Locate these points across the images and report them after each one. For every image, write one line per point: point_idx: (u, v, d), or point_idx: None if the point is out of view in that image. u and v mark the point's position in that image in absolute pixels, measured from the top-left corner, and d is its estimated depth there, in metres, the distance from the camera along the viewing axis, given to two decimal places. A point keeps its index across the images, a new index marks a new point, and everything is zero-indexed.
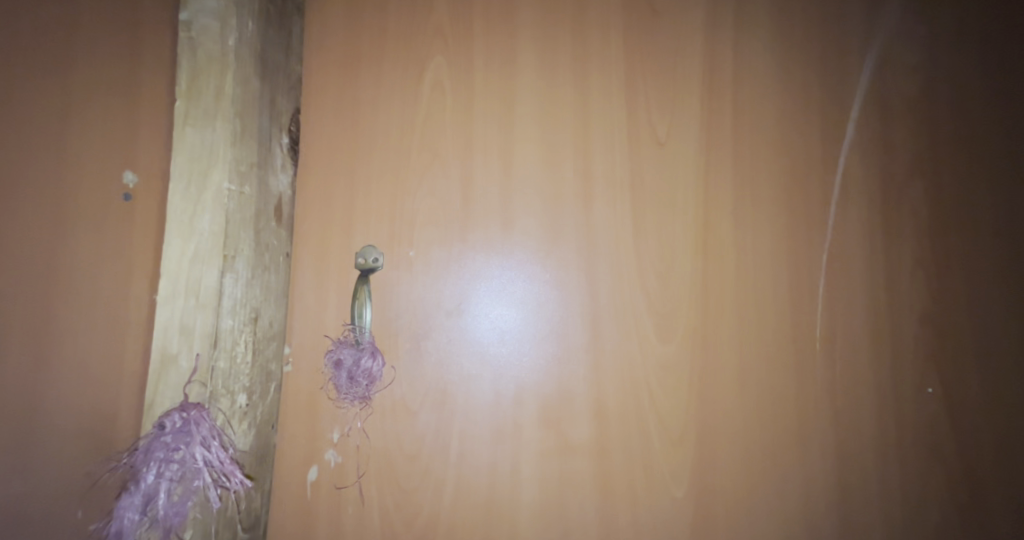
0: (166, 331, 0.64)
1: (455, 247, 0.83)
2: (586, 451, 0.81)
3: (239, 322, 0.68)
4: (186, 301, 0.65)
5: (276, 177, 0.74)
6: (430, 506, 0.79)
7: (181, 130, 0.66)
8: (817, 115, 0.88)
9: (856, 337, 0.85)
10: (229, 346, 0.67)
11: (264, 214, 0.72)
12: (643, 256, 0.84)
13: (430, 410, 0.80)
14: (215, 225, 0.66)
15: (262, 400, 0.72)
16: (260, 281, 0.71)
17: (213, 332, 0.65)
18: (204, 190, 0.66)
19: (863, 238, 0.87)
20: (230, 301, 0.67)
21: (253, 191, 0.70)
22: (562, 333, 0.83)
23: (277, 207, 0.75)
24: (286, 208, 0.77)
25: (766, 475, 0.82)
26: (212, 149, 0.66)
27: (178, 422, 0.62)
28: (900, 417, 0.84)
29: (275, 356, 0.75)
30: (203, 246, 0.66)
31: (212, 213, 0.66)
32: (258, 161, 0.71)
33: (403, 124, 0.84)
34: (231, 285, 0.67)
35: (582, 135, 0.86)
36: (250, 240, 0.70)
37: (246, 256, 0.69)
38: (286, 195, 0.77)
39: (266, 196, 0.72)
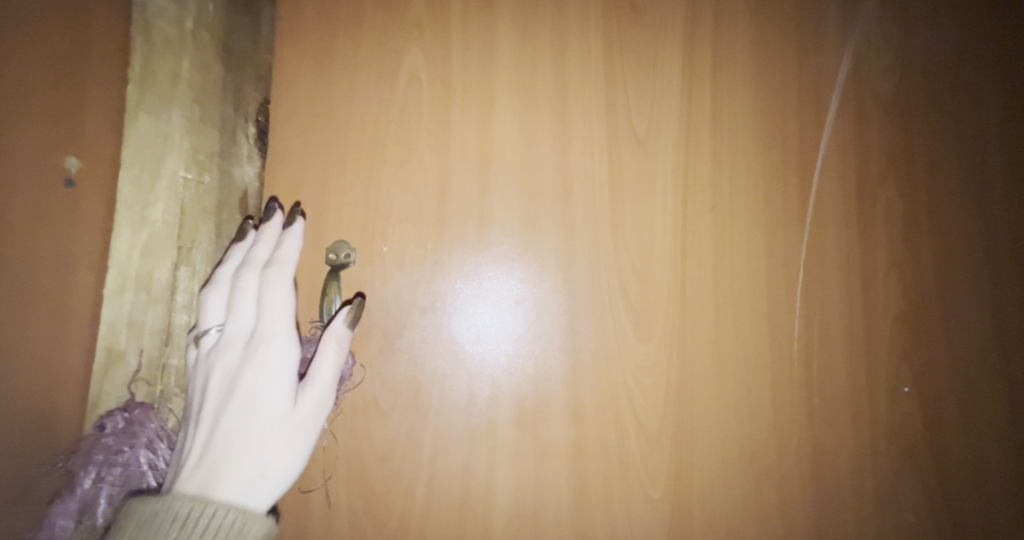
0: (114, 327, 0.63)
1: (431, 244, 0.81)
2: (563, 451, 0.79)
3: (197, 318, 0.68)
4: (135, 295, 0.63)
5: (243, 168, 0.72)
6: (401, 509, 0.77)
7: (134, 116, 0.64)
8: (796, 114, 0.87)
9: (834, 338, 0.84)
10: (179, 343, 0.66)
11: (228, 206, 0.70)
12: (620, 255, 0.83)
13: (403, 410, 0.78)
14: (170, 215, 0.65)
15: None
16: None
17: (164, 326, 0.65)
18: (157, 178, 0.65)
19: (841, 238, 0.86)
20: (185, 295, 0.67)
21: (213, 180, 0.69)
22: (541, 332, 0.81)
23: (245, 200, 0.72)
24: (254, 200, 0.74)
25: (743, 475, 0.81)
26: (166, 138, 0.66)
27: (120, 423, 0.61)
28: (878, 418, 0.84)
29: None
30: (155, 237, 0.65)
31: (167, 202, 0.65)
32: (219, 152, 0.70)
33: (378, 116, 0.81)
34: (186, 277, 0.66)
35: (560, 131, 0.84)
36: (211, 231, 0.68)
37: (204, 248, 0.68)
38: (255, 186, 0.75)
39: (231, 187, 0.71)
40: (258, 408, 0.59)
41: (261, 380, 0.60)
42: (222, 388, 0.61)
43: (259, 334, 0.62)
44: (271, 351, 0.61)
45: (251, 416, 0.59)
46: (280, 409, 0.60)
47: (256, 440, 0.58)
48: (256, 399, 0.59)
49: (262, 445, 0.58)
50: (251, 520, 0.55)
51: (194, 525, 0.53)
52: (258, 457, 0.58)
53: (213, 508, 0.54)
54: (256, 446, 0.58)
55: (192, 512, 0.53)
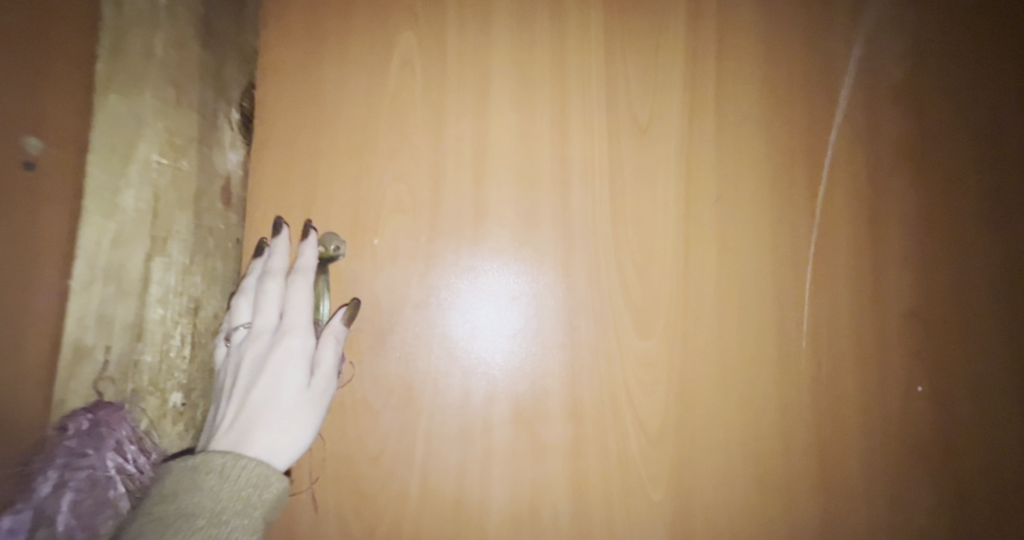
0: (81, 321, 0.56)
1: (424, 237, 0.77)
2: (561, 451, 0.76)
3: (173, 311, 0.62)
4: (104, 287, 0.57)
5: (225, 155, 0.68)
6: (393, 512, 0.74)
7: (103, 97, 0.58)
8: (804, 103, 0.84)
9: (842, 335, 0.82)
10: (152, 338, 0.60)
11: (208, 194, 0.66)
12: (621, 248, 0.80)
13: (394, 409, 0.75)
14: (144, 202, 0.59)
15: (203, 400, 0.66)
16: (201, 267, 0.64)
17: (137, 319, 0.59)
18: (129, 162, 0.59)
19: (850, 231, 0.83)
20: (160, 287, 0.61)
21: (193, 166, 0.64)
22: (539, 328, 0.78)
23: (226, 189, 0.68)
24: (236, 189, 0.70)
25: (747, 476, 0.78)
26: (139, 119, 0.60)
27: (84, 425, 0.55)
28: (887, 417, 0.81)
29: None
30: (127, 226, 0.58)
31: (138, 189, 0.59)
32: (200, 136, 0.65)
33: (369, 103, 0.78)
34: (161, 268, 0.60)
35: (559, 120, 0.81)
36: (189, 220, 0.63)
37: (183, 237, 0.62)
38: (238, 174, 0.71)
39: (211, 175, 0.66)
40: (282, 385, 0.62)
41: (286, 360, 0.63)
42: (245, 368, 0.63)
43: (286, 319, 0.65)
44: (297, 335, 0.65)
45: (276, 391, 0.62)
46: (302, 387, 0.64)
47: (279, 413, 0.61)
48: (280, 376, 0.63)
49: (285, 418, 0.62)
50: (277, 479, 0.57)
51: (227, 477, 0.55)
52: (280, 429, 0.61)
53: (243, 464, 0.56)
54: (279, 419, 0.61)
55: (224, 466, 0.56)
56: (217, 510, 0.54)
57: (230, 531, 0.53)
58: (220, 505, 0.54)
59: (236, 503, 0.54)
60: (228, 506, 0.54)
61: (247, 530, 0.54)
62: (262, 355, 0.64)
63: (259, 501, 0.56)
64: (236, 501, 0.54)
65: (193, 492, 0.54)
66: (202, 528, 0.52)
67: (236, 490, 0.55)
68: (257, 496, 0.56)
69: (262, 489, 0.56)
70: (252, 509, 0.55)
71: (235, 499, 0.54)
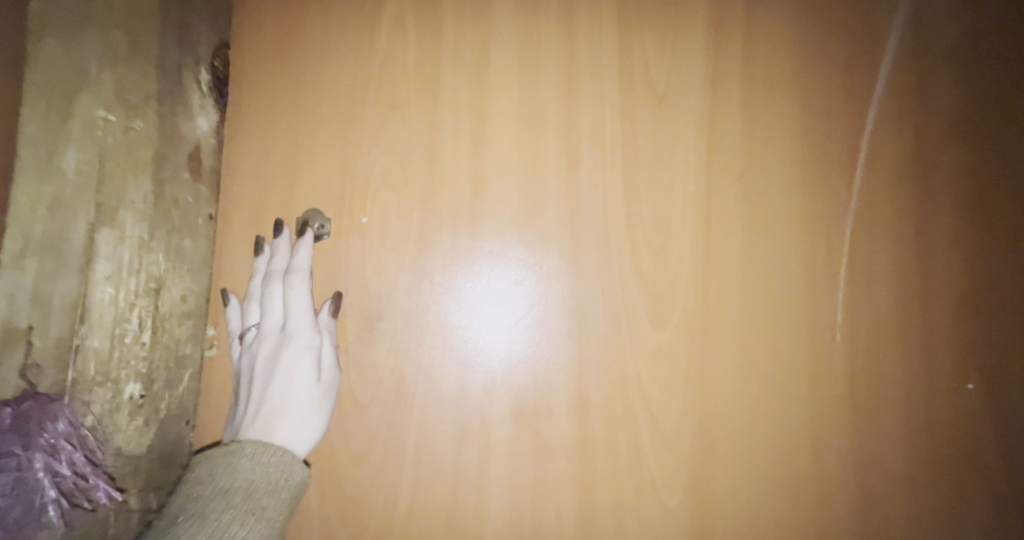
0: (14, 297, 0.50)
1: (417, 216, 0.71)
2: (566, 451, 0.70)
3: (127, 290, 0.54)
4: (41, 261, 0.50)
5: (195, 121, 0.61)
6: (381, 517, 0.67)
7: (39, 39, 0.52)
8: (840, 70, 0.76)
9: (882, 326, 0.74)
10: (100, 321, 0.53)
11: (171, 161, 0.58)
12: (634, 229, 0.73)
13: (384, 402, 0.68)
14: (89, 166, 0.52)
15: (169, 391, 0.59)
16: (164, 243, 0.57)
17: (80, 299, 0.52)
18: (69, 118, 0.52)
19: (892, 212, 0.76)
20: (110, 263, 0.53)
21: (150, 129, 0.57)
22: (545, 316, 0.71)
23: (196, 157, 0.61)
24: (208, 157, 0.63)
25: (773, 481, 0.71)
26: (81, 73, 0.53)
27: (6, 421, 0.47)
28: (932, 417, 0.73)
29: (194, 338, 0.61)
30: (66, 191, 0.51)
31: (80, 149, 0.52)
32: (159, 97, 0.58)
33: (358, 68, 0.71)
34: (110, 241, 0.53)
35: (567, 87, 0.73)
36: (147, 188, 0.56)
37: (139, 208, 0.55)
38: (211, 141, 0.64)
39: (179, 140, 0.59)
40: (295, 382, 0.61)
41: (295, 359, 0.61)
42: (257, 369, 0.62)
43: (290, 320, 0.62)
44: (304, 333, 0.62)
45: (288, 390, 0.60)
46: (313, 384, 0.62)
47: (295, 410, 0.60)
48: (291, 375, 0.61)
49: (300, 415, 0.60)
50: (300, 466, 0.58)
51: (259, 461, 0.56)
52: (298, 425, 0.60)
53: (273, 451, 0.57)
54: (296, 416, 0.60)
55: (255, 451, 0.56)
56: (252, 488, 0.54)
57: (263, 510, 0.54)
58: (254, 484, 0.54)
59: (268, 484, 0.55)
60: (261, 485, 0.54)
61: (278, 509, 0.54)
62: (271, 355, 0.62)
63: (288, 483, 0.56)
64: (268, 482, 0.55)
65: (228, 476, 0.54)
66: (239, 503, 0.53)
67: (268, 472, 0.55)
68: (286, 480, 0.56)
69: (288, 474, 0.56)
70: (284, 490, 0.55)
71: (267, 480, 0.55)
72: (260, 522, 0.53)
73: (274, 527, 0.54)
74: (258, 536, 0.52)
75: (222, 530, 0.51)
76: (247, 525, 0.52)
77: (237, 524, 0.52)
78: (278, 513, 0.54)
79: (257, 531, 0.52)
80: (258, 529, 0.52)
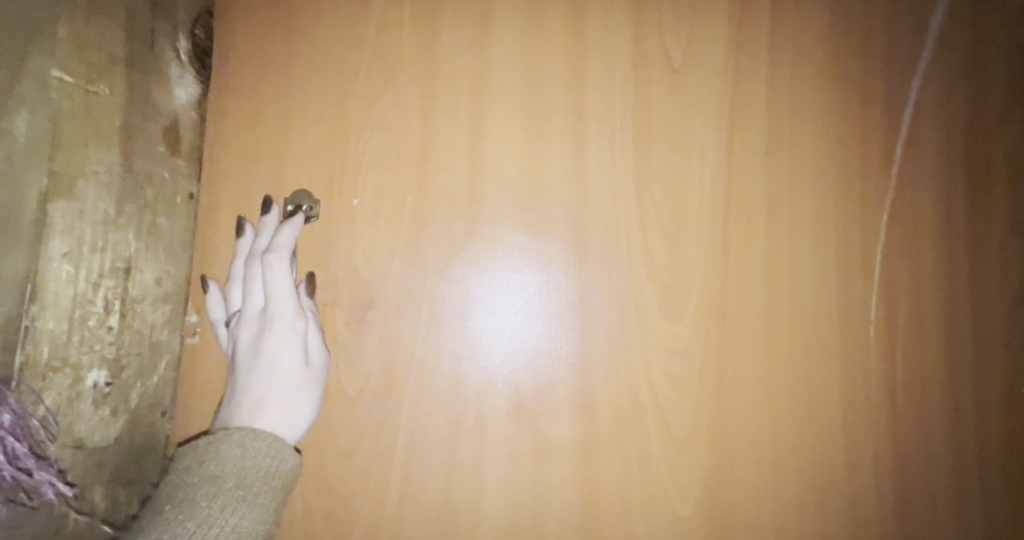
0: None
1: (411, 197, 0.66)
2: (568, 452, 0.64)
3: (90, 270, 0.52)
4: None
5: (174, 91, 0.60)
6: (368, 518, 0.63)
7: None
8: (882, 38, 0.69)
9: (925, 323, 0.67)
10: (56, 301, 0.49)
11: (141, 129, 0.56)
12: (647, 213, 0.67)
13: (373, 396, 0.64)
14: (45, 129, 0.48)
15: (141, 380, 0.57)
16: (136, 221, 0.55)
17: (32, 274, 0.48)
18: (21, 76, 0.46)
19: (938, 197, 0.69)
20: (70, 239, 0.50)
21: (116, 92, 0.54)
22: (550, 307, 0.66)
23: (174, 129, 0.60)
24: (188, 132, 0.62)
25: (800, 494, 0.64)
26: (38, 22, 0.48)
27: None
28: (981, 421, 0.67)
29: (169, 324, 0.60)
30: (15, 156, 0.46)
31: (30, 110, 0.47)
32: (127, 60, 0.55)
33: (350, 41, 0.67)
34: (67, 215, 0.50)
35: (574, 59, 0.68)
36: (117, 158, 0.54)
37: (104, 179, 0.52)
38: (190, 115, 0.62)
39: (158, 110, 0.58)
40: (279, 367, 0.56)
41: (278, 343, 0.56)
42: (240, 354, 0.57)
43: (271, 302, 0.57)
44: (287, 316, 0.57)
45: (273, 376, 0.56)
46: (299, 366, 0.57)
47: (281, 395, 0.55)
48: (276, 360, 0.56)
49: (289, 402, 0.56)
50: (291, 453, 0.53)
51: (248, 448, 0.51)
52: (287, 412, 0.55)
53: (263, 437, 0.52)
54: (283, 403, 0.55)
55: (243, 437, 0.51)
56: (242, 476, 0.50)
57: (255, 497, 0.49)
58: (244, 472, 0.50)
59: (258, 472, 0.50)
60: (251, 472, 0.50)
61: (271, 497, 0.50)
62: (254, 340, 0.57)
63: (281, 470, 0.52)
64: (258, 469, 0.50)
65: (215, 462, 0.50)
66: (229, 491, 0.49)
67: (259, 459, 0.51)
68: (277, 467, 0.51)
69: (279, 461, 0.52)
70: (276, 477, 0.51)
71: (257, 468, 0.50)
72: (252, 510, 0.49)
73: (266, 515, 0.50)
74: (249, 523, 0.48)
75: (211, 519, 0.47)
76: (238, 513, 0.48)
77: (229, 511, 0.48)
78: (270, 501, 0.50)
79: (249, 519, 0.49)
80: (250, 516, 0.49)
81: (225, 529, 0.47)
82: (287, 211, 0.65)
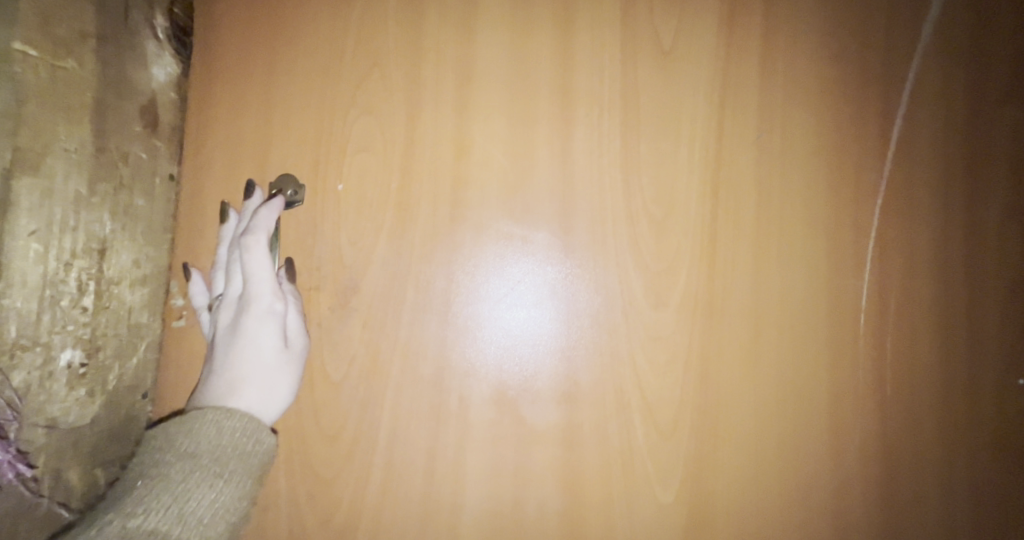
0: None
1: (395, 182, 0.66)
2: (550, 438, 0.64)
3: (60, 249, 0.51)
4: None
5: (152, 69, 0.60)
6: (351, 501, 0.63)
7: None
8: (882, 16, 0.67)
9: (918, 311, 0.66)
10: (23, 279, 0.49)
11: (117, 107, 0.56)
12: (633, 198, 0.66)
13: (356, 380, 0.64)
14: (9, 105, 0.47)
15: (119, 361, 0.58)
16: (111, 202, 0.55)
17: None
18: None
19: (937, 182, 0.67)
20: (39, 218, 0.50)
21: (86, 67, 0.53)
22: (543, 292, 0.66)
23: (152, 108, 0.60)
24: (168, 114, 0.62)
25: (784, 481, 0.64)
26: None
27: None
28: (975, 411, 0.66)
29: (150, 307, 0.61)
30: None
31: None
32: (98, 34, 0.54)
33: (335, 25, 0.66)
34: (33, 192, 0.49)
35: (562, 42, 0.67)
36: (88, 134, 0.53)
37: (76, 155, 0.52)
38: (169, 96, 0.62)
39: (135, 88, 0.58)
40: (257, 349, 0.57)
41: (256, 325, 0.57)
42: (220, 337, 0.58)
43: (248, 285, 0.58)
44: (264, 299, 0.58)
45: (251, 357, 0.57)
46: (277, 348, 0.58)
47: (259, 376, 0.56)
48: (253, 342, 0.57)
49: (266, 382, 0.57)
50: (267, 433, 0.54)
51: (222, 426, 0.52)
52: (265, 392, 0.56)
53: (238, 416, 0.53)
54: (261, 383, 0.56)
55: (218, 417, 0.52)
56: (217, 453, 0.50)
57: (231, 474, 0.50)
58: (220, 450, 0.51)
59: (234, 450, 0.51)
60: (227, 450, 0.51)
61: (247, 474, 0.51)
62: (233, 323, 0.58)
63: (256, 450, 0.52)
64: (234, 447, 0.51)
65: (190, 440, 0.50)
66: (205, 468, 0.49)
67: (234, 437, 0.52)
68: (252, 446, 0.52)
69: (254, 440, 0.53)
70: (252, 456, 0.52)
71: (233, 446, 0.51)
72: (229, 487, 0.50)
73: (243, 491, 0.51)
74: (228, 498, 0.49)
75: (188, 495, 0.48)
76: (215, 489, 0.49)
77: (206, 487, 0.49)
78: (247, 478, 0.51)
79: (226, 496, 0.49)
80: (227, 493, 0.49)
81: (203, 504, 0.48)
82: (270, 195, 0.65)
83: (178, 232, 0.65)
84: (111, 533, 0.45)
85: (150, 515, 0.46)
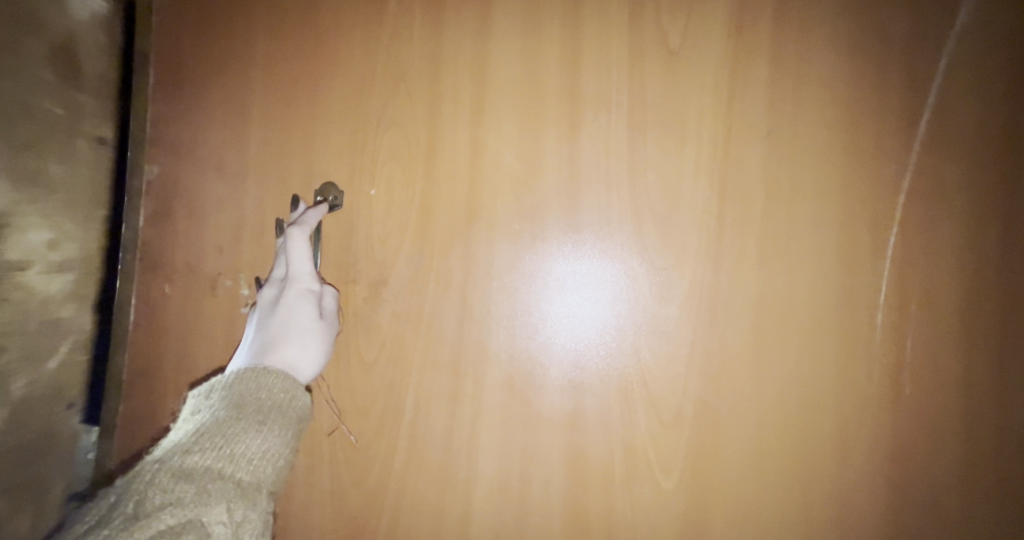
0: None
1: (419, 186, 0.72)
2: (556, 421, 0.69)
3: None
4: None
5: (74, 15, 0.69)
6: (381, 467, 0.72)
7: None
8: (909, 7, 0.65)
9: (942, 300, 0.66)
10: None
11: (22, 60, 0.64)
12: (638, 197, 0.68)
13: (385, 362, 0.72)
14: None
15: (34, 354, 0.67)
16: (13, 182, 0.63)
17: None
18: None
19: (966, 173, 0.66)
20: None
21: None
22: (577, 279, 0.69)
23: (70, 59, 0.69)
24: (91, 64, 0.71)
25: (789, 466, 0.66)
26: None
27: None
28: (999, 399, 0.66)
29: (74, 292, 0.71)
30: None
31: None
32: None
33: (367, 45, 0.73)
34: None
35: (570, 48, 0.70)
36: None
37: None
38: (97, 39, 0.72)
39: (46, 34, 0.66)
40: (294, 317, 0.67)
41: (296, 300, 0.68)
42: (262, 308, 0.69)
43: (291, 268, 0.69)
44: (303, 279, 0.69)
45: (287, 323, 0.67)
46: (311, 319, 0.68)
47: (293, 338, 0.66)
48: (291, 312, 0.67)
49: (300, 344, 0.66)
50: (302, 392, 0.62)
51: (263, 384, 0.60)
52: (298, 351, 0.66)
53: (278, 375, 0.62)
54: (296, 344, 0.66)
55: (259, 375, 0.60)
56: (261, 406, 0.58)
57: (274, 423, 0.58)
58: (262, 403, 0.59)
59: (274, 405, 0.59)
60: (268, 404, 0.59)
61: (287, 425, 0.59)
62: (275, 298, 0.69)
63: (294, 406, 0.61)
64: (275, 402, 0.60)
65: (236, 393, 0.58)
66: (252, 416, 0.57)
67: (273, 394, 0.60)
68: (290, 402, 0.61)
69: (291, 397, 0.61)
70: (290, 410, 0.60)
71: (273, 401, 0.60)
72: (273, 434, 0.57)
73: (285, 439, 0.58)
74: (272, 444, 0.57)
75: (238, 439, 0.55)
76: (262, 435, 0.57)
77: (253, 432, 0.56)
78: (287, 428, 0.59)
79: (271, 439, 0.57)
80: (271, 438, 0.57)
81: (251, 447, 0.55)
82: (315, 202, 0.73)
83: (240, 232, 0.75)
84: (171, 466, 0.52)
85: (206, 453, 0.53)
